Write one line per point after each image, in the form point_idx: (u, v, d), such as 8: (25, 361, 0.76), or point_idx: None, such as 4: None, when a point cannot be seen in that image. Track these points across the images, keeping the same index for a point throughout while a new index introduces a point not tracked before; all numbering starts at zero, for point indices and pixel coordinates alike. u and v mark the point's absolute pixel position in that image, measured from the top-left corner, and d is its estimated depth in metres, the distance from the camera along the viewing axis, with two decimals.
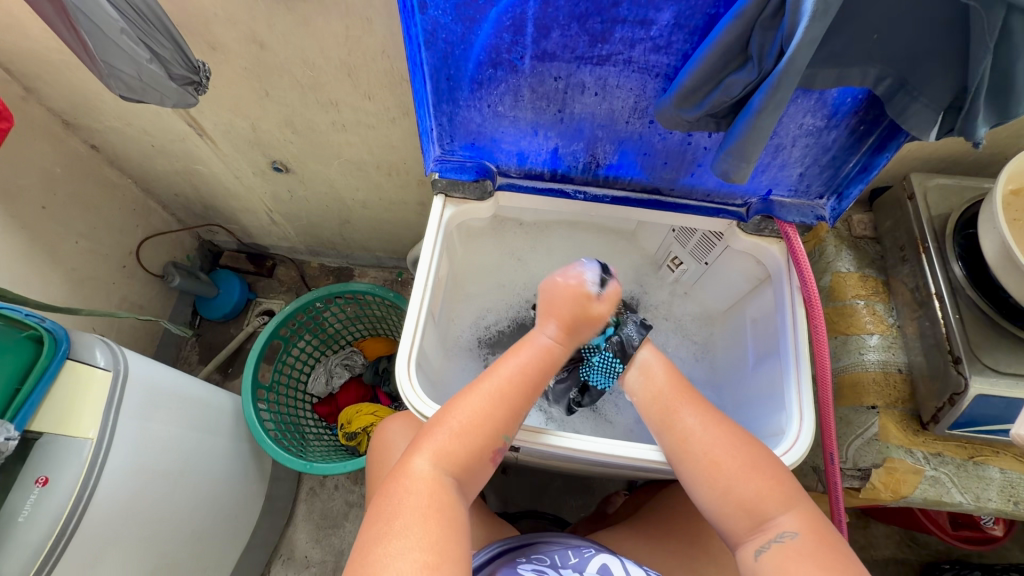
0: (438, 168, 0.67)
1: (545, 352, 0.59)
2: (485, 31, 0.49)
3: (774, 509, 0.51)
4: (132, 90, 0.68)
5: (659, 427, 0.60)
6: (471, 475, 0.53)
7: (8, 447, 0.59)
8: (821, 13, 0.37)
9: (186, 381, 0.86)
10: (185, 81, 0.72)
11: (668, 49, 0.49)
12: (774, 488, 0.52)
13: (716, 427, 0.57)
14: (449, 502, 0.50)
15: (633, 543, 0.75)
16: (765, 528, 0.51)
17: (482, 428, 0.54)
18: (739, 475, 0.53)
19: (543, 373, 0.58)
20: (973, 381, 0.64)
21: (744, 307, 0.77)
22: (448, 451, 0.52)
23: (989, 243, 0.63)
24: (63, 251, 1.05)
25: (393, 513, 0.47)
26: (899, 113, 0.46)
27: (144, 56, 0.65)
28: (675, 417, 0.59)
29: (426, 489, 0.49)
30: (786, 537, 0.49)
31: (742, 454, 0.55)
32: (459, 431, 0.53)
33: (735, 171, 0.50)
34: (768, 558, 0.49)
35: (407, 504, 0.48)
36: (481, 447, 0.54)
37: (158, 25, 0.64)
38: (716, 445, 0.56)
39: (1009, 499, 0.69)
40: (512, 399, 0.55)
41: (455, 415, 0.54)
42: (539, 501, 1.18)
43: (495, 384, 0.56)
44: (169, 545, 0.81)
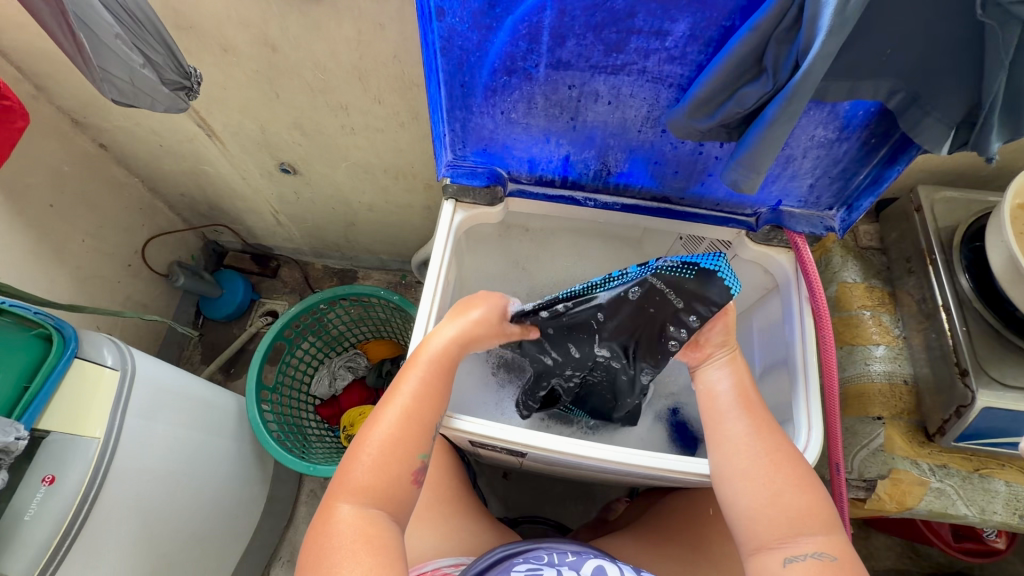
0: (450, 173, 0.67)
1: (439, 358, 0.59)
2: (501, 39, 0.50)
3: (813, 526, 0.51)
4: (124, 96, 0.69)
5: (714, 424, 0.59)
6: (398, 502, 0.53)
7: (18, 447, 0.58)
8: (837, 27, 0.37)
9: (192, 381, 0.86)
10: (177, 86, 0.73)
11: (682, 60, 0.49)
12: (821, 506, 0.53)
13: (772, 434, 0.56)
14: (378, 532, 0.50)
15: (637, 551, 0.75)
16: (796, 539, 0.51)
17: (395, 447, 0.54)
18: (792, 484, 0.53)
19: (442, 379, 0.59)
20: (980, 394, 0.64)
21: (751, 316, 0.77)
22: (366, 482, 0.52)
23: (997, 256, 0.63)
24: (69, 250, 1.05)
25: (324, 558, 0.48)
26: (911, 126, 0.46)
27: (137, 61, 0.65)
28: (730, 420, 0.58)
29: (353, 527, 0.49)
30: (821, 557, 0.50)
31: (796, 466, 0.55)
32: (376, 457, 0.53)
33: (746, 182, 0.50)
34: (801, 567, 0.49)
35: (337, 547, 0.48)
36: (398, 468, 0.54)
37: (152, 30, 0.64)
38: (772, 452, 0.55)
39: (1014, 511, 0.69)
40: (417, 412, 0.56)
41: (369, 442, 0.54)
42: (541, 506, 1.18)
43: (398, 402, 0.57)
44: (171, 546, 0.80)
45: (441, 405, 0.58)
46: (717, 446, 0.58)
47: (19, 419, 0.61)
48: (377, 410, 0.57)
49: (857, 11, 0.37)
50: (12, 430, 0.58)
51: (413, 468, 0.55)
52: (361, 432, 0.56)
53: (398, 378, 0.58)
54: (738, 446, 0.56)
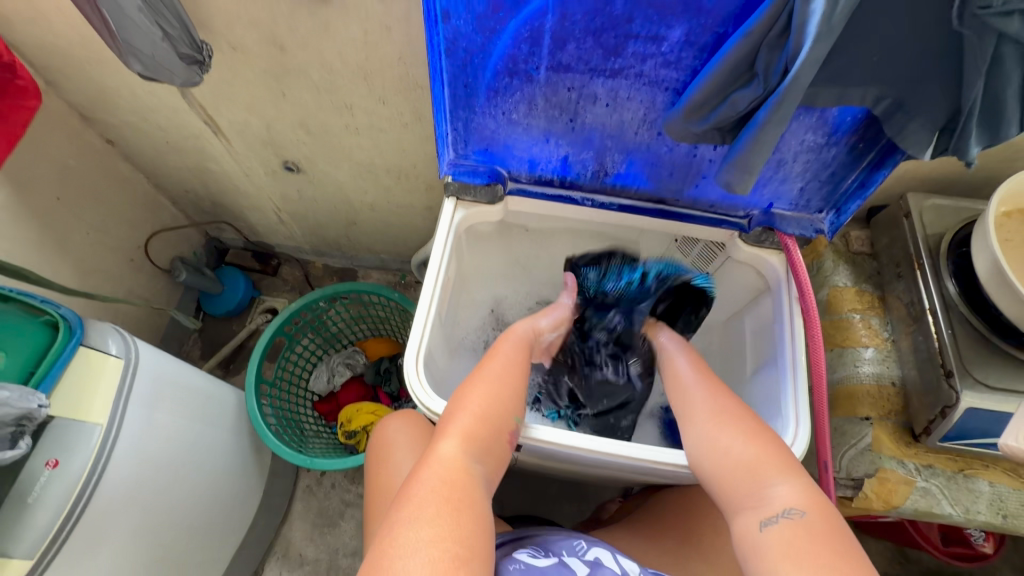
0: (452, 171, 0.69)
1: (520, 342, 0.70)
2: (504, 42, 0.52)
3: (773, 477, 0.53)
4: (145, 67, 0.73)
5: (686, 415, 0.64)
6: (488, 457, 0.56)
7: (40, 414, 0.59)
8: (824, 34, 0.39)
9: (193, 373, 0.87)
10: (190, 60, 0.74)
11: (677, 65, 0.51)
12: (775, 457, 0.55)
13: (737, 410, 0.60)
14: (470, 486, 0.52)
15: (629, 546, 0.76)
16: (768, 497, 0.52)
17: (492, 405, 0.59)
18: (750, 448, 0.56)
19: (525, 360, 0.68)
20: (964, 395, 0.66)
21: (743, 317, 0.79)
22: (468, 432, 0.56)
23: (982, 261, 0.65)
24: (74, 242, 1.07)
25: (419, 490, 0.50)
26: (897, 132, 0.48)
27: (158, 35, 0.68)
28: (698, 411, 0.62)
29: (452, 471, 0.52)
30: (792, 514, 0.50)
31: (764, 439, 0.57)
32: (475, 414, 0.58)
33: (739, 183, 0.52)
34: (774, 529, 0.49)
35: (432, 483, 0.51)
36: (496, 428, 0.58)
37: (169, 5, 0.67)
38: (735, 426, 0.58)
39: (997, 511, 0.70)
40: (508, 380, 0.63)
41: (470, 398, 0.59)
42: (535, 506, 1.19)
43: (492, 369, 0.63)
44: (168, 535, 0.81)
45: (525, 382, 0.65)
46: (692, 430, 0.61)
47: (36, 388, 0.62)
48: (470, 375, 0.63)
49: (842, 21, 0.39)
50: (33, 398, 0.59)
51: (510, 430, 0.59)
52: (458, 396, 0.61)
53: (488, 356, 0.66)
54: (715, 426, 0.60)
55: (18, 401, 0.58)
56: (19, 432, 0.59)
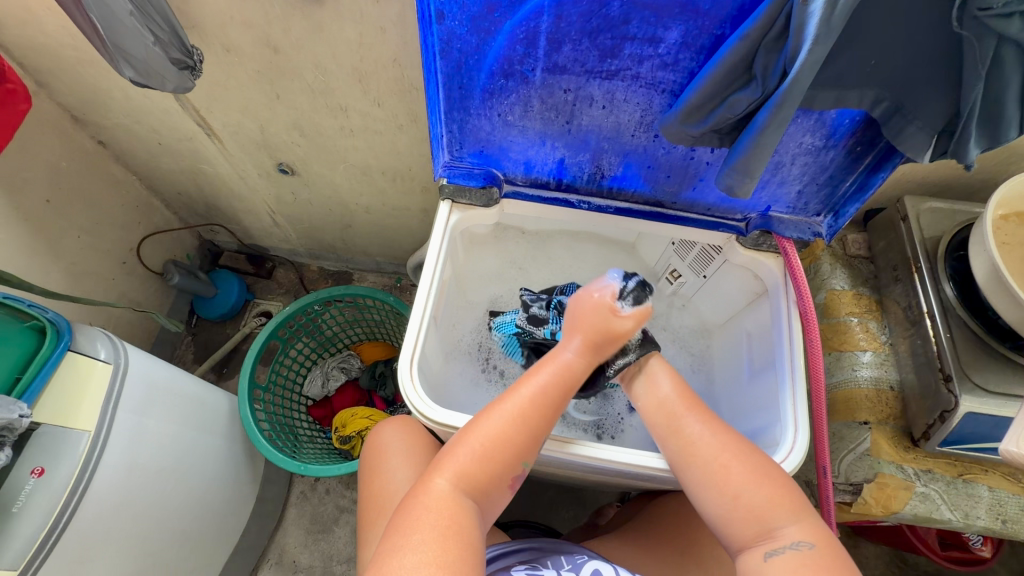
0: (447, 173, 0.68)
1: (567, 368, 0.59)
2: (499, 43, 0.51)
3: (782, 518, 0.52)
4: (138, 74, 0.71)
5: (665, 435, 0.60)
6: (488, 492, 0.55)
7: (22, 424, 0.58)
8: (823, 36, 0.39)
9: (184, 378, 0.86)
10: (181, 65, 0.75)
11: (675, 66, 0.51)
12: (785, 497, 0.53)
13: (724, 435, 0.58)
14: (462, 524, 0.51)
15: (626, 552, 0.75)
16: (776, 532, 0.52)
17: (500, 447, 0.55)
18: (751, 482, 0.54)
19: (566, 390, 0.59)
20: (964, 399, 0.65)
21: (740, 321, 0.79)
22: (468, 469, 0.54)
23: (980, 264, 0.65)
24: (65, 245, 1.05)
25: (407, 528, 0.50)
26: (895, 134, 0.47)
27: (148, 40, 0.67)
28: (681, 423, 0.59)
29: (443, 509, 0.51)
30: (801, 546, 0.50)
31: (752, 462, 0.55)
32: (484, 450, 0.55)
33: (739, 187, 0.52)
34: (781, 562, 0.50)
35: (422, 520, 0.50)
36: (500, 465, 0.55)
37: (160, 10, 0.66)
38: (726, 450, 0.56)
39: (997, 516, 0.70)
40: (529, 416, 0.56)
41: (474, 435, 0.55)
42: (532, 511, 1.18)
43: (512, 400, 0.57)
44: (159, 544, 0.80)
45: (553, 415, 0.58)
46: (676, 461, 0.58)
47: (27, 389, 0.62)
48: (485, 406, 0.58)
49: (842, 21, 0.38)
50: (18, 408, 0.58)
51: (514, 470, 0.56)
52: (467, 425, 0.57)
53: (528, 374, 0.59)
54: (694, 458, 0.57)
55: None
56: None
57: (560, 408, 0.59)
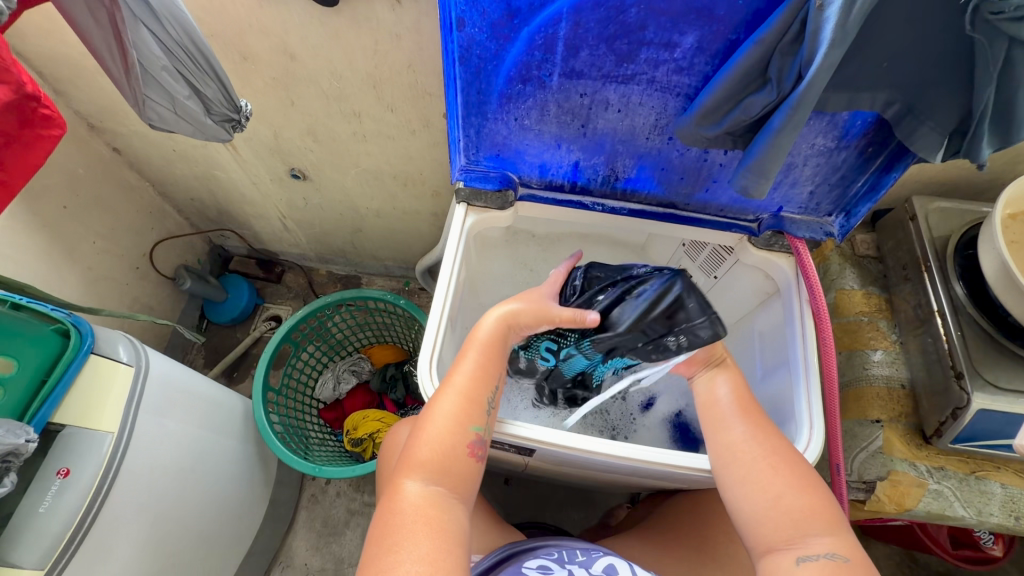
0: (463, 177, 0.70)
1: (490, 338, 0.61)
2: (517, 49, 0.52)
3: (818, 527, 0.51)
4: (164, 121, 0.67)
5: (711, 430, 0.61)
6: (456, 476, 0.53)
7: (29, 449, 0.57)
8: (838, 40, 0.40)
9: (201, 381, 0.87)
10: (224, 119, 0.71)
11: (690, 70, 0.52)
12: (823, 507, 0.52)
13: (772, 441, 0.57)
14: (439, 515, 0.50)
15: (641, 551, 0.76)
16: (804, 540, 0.50)
17: (452, 428, 0.55)
18: (793, 485, 0.53)
19: (495, 358, 0.60)
20: (976, 396, 0.66)
21: (751, 321, 0.80)
22: (428, 460, 0.53)
23: (989, 263, 0.66)
24: (80, 251, 1.07)
25: (388, 533, 0.48)
26: (907, 135, 0.48)
27: (183, 92, 0.64)
28: (729, 424, 0.60)
29: (417, 508, 0.50)
30: (834, 557, 0.49)
31: (797, 469, 0.55)
32: (438, 437, 0.54)
33: (754, 187, 0.52)
34: (812, 568, 0.48)
35: (401, 524, 0.49)
36: (460, 446, 0.54)
37: (203, 63, 0.62)
38: (775, 454, 0.56)
39: (1011, 513, 0.70)
40: (471, 392, 0.57)
41: (429, 424, 0.55)
42: (542, 513, 1.18)
43: (455, 382, 0.58)
44: (176, 546, 0.80)
45: (495, 386, 0.59)
46: (721, 461, 0.58)
47: (52, 393, 0.63)
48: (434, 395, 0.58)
49: (856, 27, 0.40)
50: (23, 432, 0.57)
51: (470, 444, 0.55)
52: (420, 421, 0.57)
53: (455, 362, 0.60)
54: (740, 455, 0.57)
55: (6, 436, 0.55)
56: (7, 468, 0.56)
57: (497, 376, 0.60)
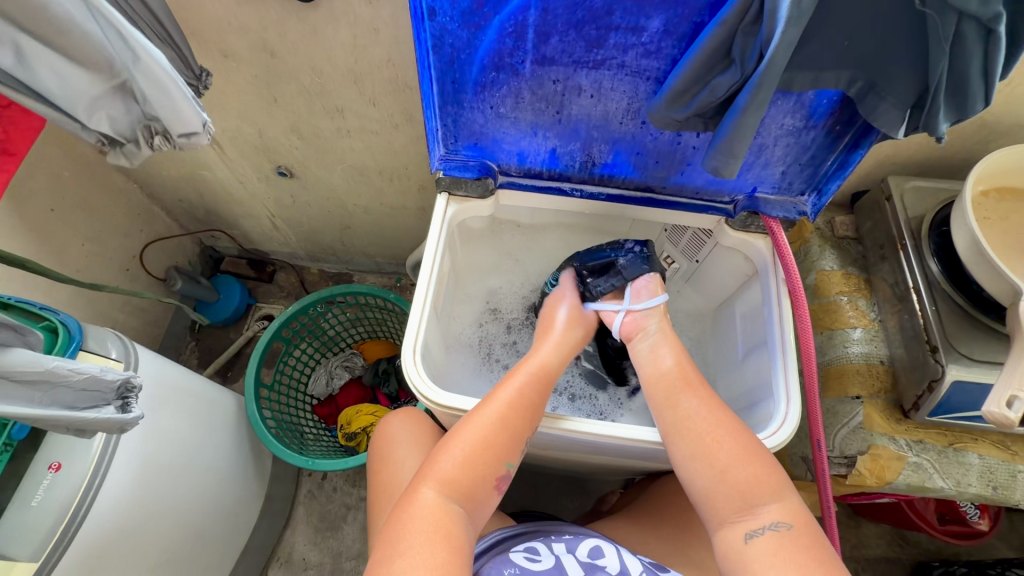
0: (443, 166, 0.70)
1: (543, 368, 0.65)
2: (489, 38, 0.53)
3: (765, 496, 0.53)
4: None
5: (662, 407, 0.62)
6: (472, 496, 0.55)
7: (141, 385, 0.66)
8: (795, 18, 0.41)
9: (192, 377, 0.88)
10: (184, 86, 0.69)
11: (658, 54, 0.53)
12: (770, 475, 0.54)
13: (719, 412, 0.59)
14: (455, 529, 0.52)
15: (630, 533, 0.77)
16: (754, 512, 0.53)
17: (484, 451, 0.57)
18: (737, 458, 0.55)
19: (544, 390, 0.63)
20: (950, 368, 0.67)
21: (733, 304, 0.81)
22: (451, 478, 0.55)
23: (961, 238, 0.67)
24: (69, 253, 1.07)
25: (401, 538, 0.50)
26: (869, 112, 0.49)
27: None
28: (678, 398, 0.61)
29: (434, 514, 0.52)
30: (779, 527, 0.51)
31: (742, 440, 0.56)
32: (464, 457, 0.56)
33: (725, 168, 0.54)
34: (761, 542, 0.51)
35: (418, 525, 0.51)
36: (485, 472, 0.56)
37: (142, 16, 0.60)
38: (719, 426, 0.58)
39: (988, 483, 0.72)
40: (510, 420, 0.59)
41: (461, 440, 0.57)
42: (537, 502, 1.20)
43: (496, 402, 0.60)
44: (170, 542, 0.81)
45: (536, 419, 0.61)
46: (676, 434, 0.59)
47: None
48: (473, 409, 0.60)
49: (811, 4, 0.41)
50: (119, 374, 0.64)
51: (497, 473, 0.57)
52: (450, 434, 0.59)
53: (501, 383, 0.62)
54: (693, 429, 0.58)
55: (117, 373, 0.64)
56: (127, 401, 0.65)
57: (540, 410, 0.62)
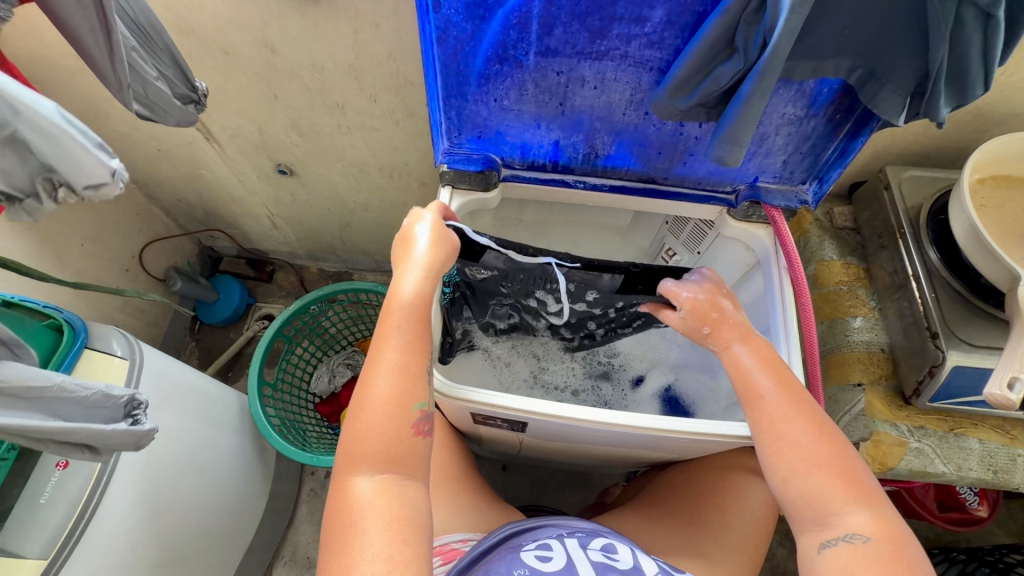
0: (447, 159, 0.70)
1: (417, 299, 0.58)
2: (493, 30, 0.54)
3: (845, 506, 0.51)
4: (144, 105, 0.65)
5: (749, 405, 0.58)
6: (401, 458, 0.51)
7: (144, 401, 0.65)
8: (798, 6, 0.42)
9: (196, 375, 0.87)
10: (185, 99, 0.70)
11: (661, 44, 0.53)
12: (850, 486, 0.51)
13: (808, 423, 0.55)
14: (393, 504, 0.49)
15: (636, 524, 0.78)
16: (832, 521, 0.51)
17: (390, 410, 0.52)
18: (804, 469, 0.53)
19: (423, 318, 0.58)
20: (950, 354, 0.68)
21: (735, 294, 0.82)
22: (369, 450, 0.50)
23: (959, 225, 0.67)
24: (68, 254, 1.07)
25: (346, 535, 0.47)
26: (870, 99, 0.50)
27: (151, 74, 0.63)
28: (760, 401, 0.57)
29: (366, 503, 0.48)
30: (855, 539, 0.49)
31: (826, 449, 0.53)
32: (377, 423, 0.51)
33: (730, 157, 0.54)
34: (833, 554, 0.50)
35: (356, 522, 0.47)
36: (403, 427, 0.52)
37: (161, 45, 0.62)
38: (803, 437, 0.54)
39: (988, 467, 0.73)
40: (408, 362, 0.54)
41: (365, 408, 0.52)
42: (540, 496, 1.20)
43: (386, 360, 0.54)
44: (177, 539, 0.81)
45: (428, 354, 0.57)
46: (761, 436, 0.56)
47: None
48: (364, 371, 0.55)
49: None
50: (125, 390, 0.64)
51: (414, 422, 0.53)
52: (354, 404, 0.53)
53: (381, 337, 0.55)
54: (770, 434, 0.55)
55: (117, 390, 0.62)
56: (136, 418, 0.64)
57: (426, 339, 0.57)
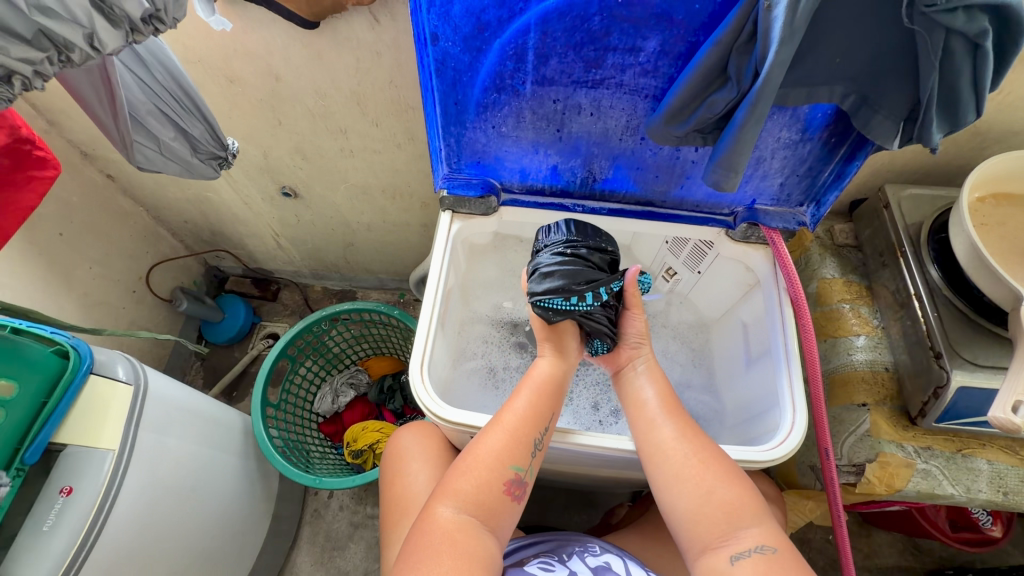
0: (446, 185, 0.72)
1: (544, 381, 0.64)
2: (491, 60, 0.55)
3: (746, 518, 0.54)
4: (151, 163, 0.76)
5: (640, 434, 0.61)
6: (491, 508, 0.56)
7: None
8: (787, 37, 0.42)
9: (199, 398, 0.88)
10: (212, 156, 0.80)
11: (656, 73, 0.54)
12: (748, 497, 0.55)
13: (695, 437, 0.60)
14: (467, 542, 0.53)
15: (641, 546, 0.77)
16: (736, 535, 0.53)
17: (497, 461, 0.57)
18: (721, 479, 0.56)
19: (547, 401, 0.63)
20: (955, 374, 0.67)
21: (736, 312, 0.82)
22: (467, 490, 0.56)
23: (960, 244, 0.67)
24: (77, 277, 1.08)
25: (418, 549, 0.52)
26: (863, 125, 0.51)
27: (168, 133, 0.73)
28: (655, 427, 0.61)
29: (448, 531, 0.53)
30: (764, 550, 0.52)
31: (722, 462, 0.57)
32: (478, 470, 0.57)
33: (725, 182, 0.55)
34: (746, 564, 0.51)
35: (432, 542, 0.52)
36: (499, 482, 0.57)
37: (193, 108, 0.72)
38: (701, 449, 0.58)
39: (998, 489, 0.72)
40: (522, 430, 0.59)
41: (474, 454, 0.58)
42: (544, 516, 1.19)
43: (505, 419, 0.60)
44: (178, 565, 0.81)
45: (545, 427, 0.61)
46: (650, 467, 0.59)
47: (51, 416, 0.65)
48: (485, 425, 0.61)
49: (802, 22, 0.42)
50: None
51: (509, 481, 0.57)
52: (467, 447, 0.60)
53: (509, 399, 0.62)
54: (663, 459, 0.59)
55: None
56: None
57: (551, 417, 0.62)
